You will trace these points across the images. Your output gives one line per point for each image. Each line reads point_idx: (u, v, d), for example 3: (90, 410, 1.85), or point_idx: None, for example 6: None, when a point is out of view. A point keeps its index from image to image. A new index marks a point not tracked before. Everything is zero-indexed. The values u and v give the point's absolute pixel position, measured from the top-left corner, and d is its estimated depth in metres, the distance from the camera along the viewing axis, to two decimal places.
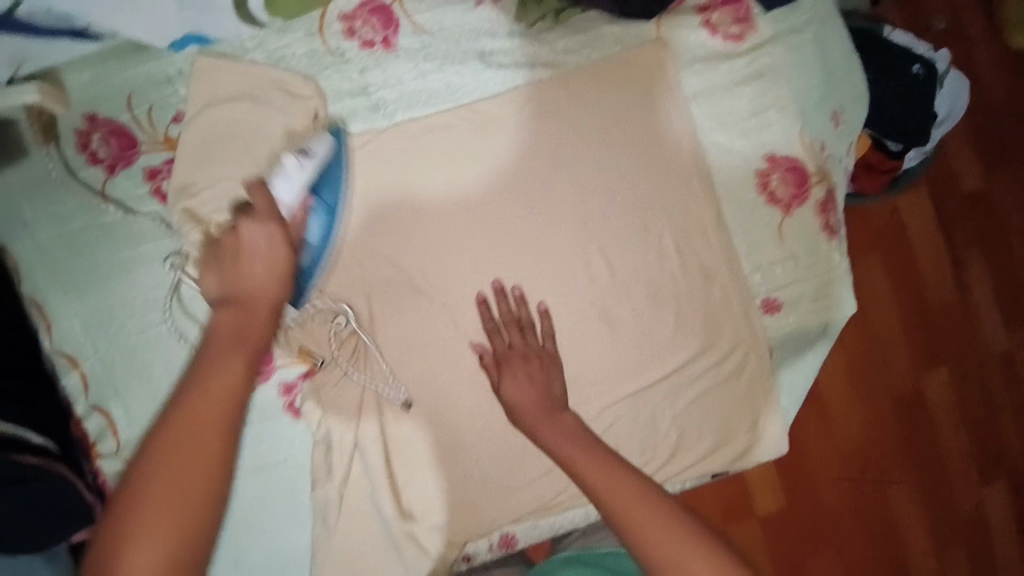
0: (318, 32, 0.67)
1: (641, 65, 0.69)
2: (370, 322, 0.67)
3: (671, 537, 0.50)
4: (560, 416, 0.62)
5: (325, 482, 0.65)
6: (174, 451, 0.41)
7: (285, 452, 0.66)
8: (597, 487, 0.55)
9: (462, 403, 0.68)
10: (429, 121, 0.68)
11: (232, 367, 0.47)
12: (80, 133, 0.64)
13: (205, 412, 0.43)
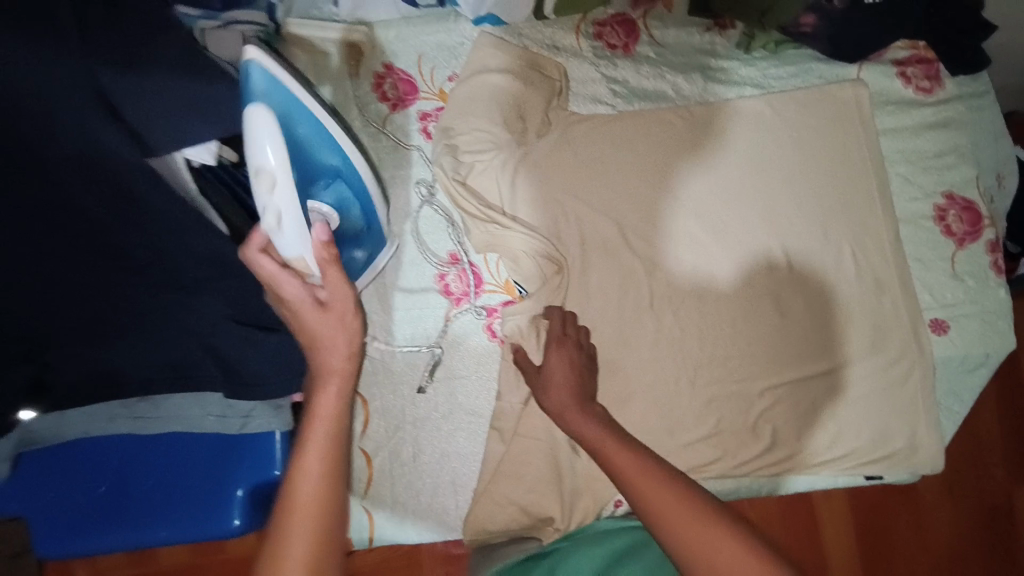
0: (575, 32, 0.82)
1: (841, 97, 0.79)
2: (570, 271, 0.77)
3: (704, 535, 0.48)
4: (590, 408, 0.63)
5: (510, 394, 0.74)
6: (281, 529, 0.47)
7: (473, 364, 0.77)
8: (625, 479, 0.54)
9: (638, 354, 0.75)
10: (647, 113, 0.80)
11: (316, 447, 0.50)
12: (377, 75, 0.80)
13: (301, 495, 0.48)
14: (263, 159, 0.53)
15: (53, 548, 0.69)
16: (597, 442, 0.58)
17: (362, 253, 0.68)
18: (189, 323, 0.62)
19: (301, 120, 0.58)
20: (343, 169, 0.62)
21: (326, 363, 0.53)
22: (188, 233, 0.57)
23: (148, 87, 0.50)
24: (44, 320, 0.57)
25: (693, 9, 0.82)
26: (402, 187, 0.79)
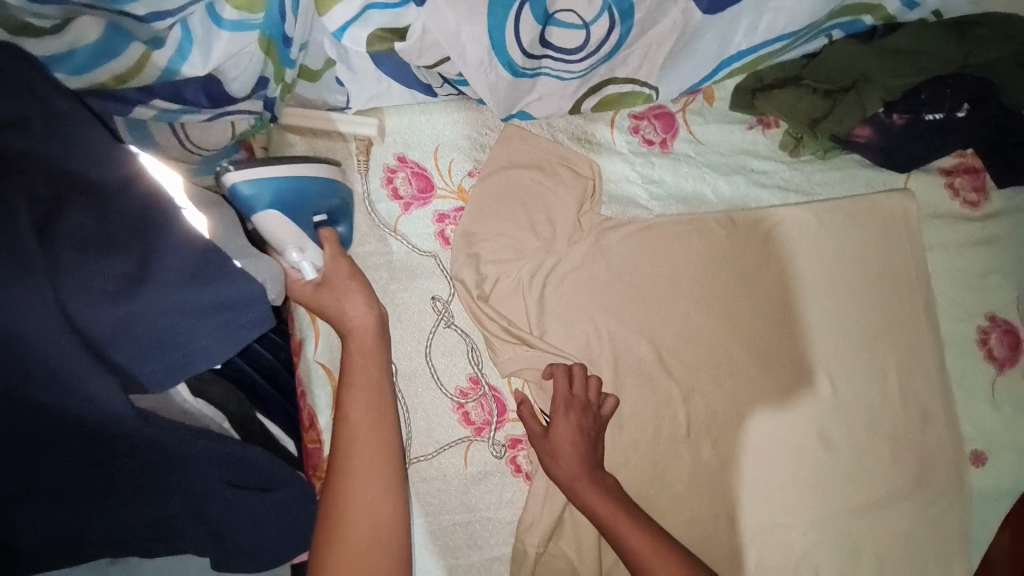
0: (610, 124, 0.75)
1: (888, 210, 0.74)
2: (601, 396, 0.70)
3: None
4: (603, 477, 0.63)
5: (529, 536, 0.66)
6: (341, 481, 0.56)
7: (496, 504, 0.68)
8: (607, 522, 0.60)
9: (675, 488, 0.70)
10: (686, 219, 0.74)
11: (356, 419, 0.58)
12: (388, 169, 0.71)
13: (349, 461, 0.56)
14: (274, 241, 0.57)
15: None
16: (612, 523, 0.60)
17: (342, 231, 0.65)
18: (176, 490, 0.53)
19: (293, 190, 0.57)
20: (328, 188, 0.60)
21: (357, 334, 0.60)
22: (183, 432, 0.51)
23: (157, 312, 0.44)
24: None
25: (735, 104, 0.75)
26: (416, 298, 0.70)
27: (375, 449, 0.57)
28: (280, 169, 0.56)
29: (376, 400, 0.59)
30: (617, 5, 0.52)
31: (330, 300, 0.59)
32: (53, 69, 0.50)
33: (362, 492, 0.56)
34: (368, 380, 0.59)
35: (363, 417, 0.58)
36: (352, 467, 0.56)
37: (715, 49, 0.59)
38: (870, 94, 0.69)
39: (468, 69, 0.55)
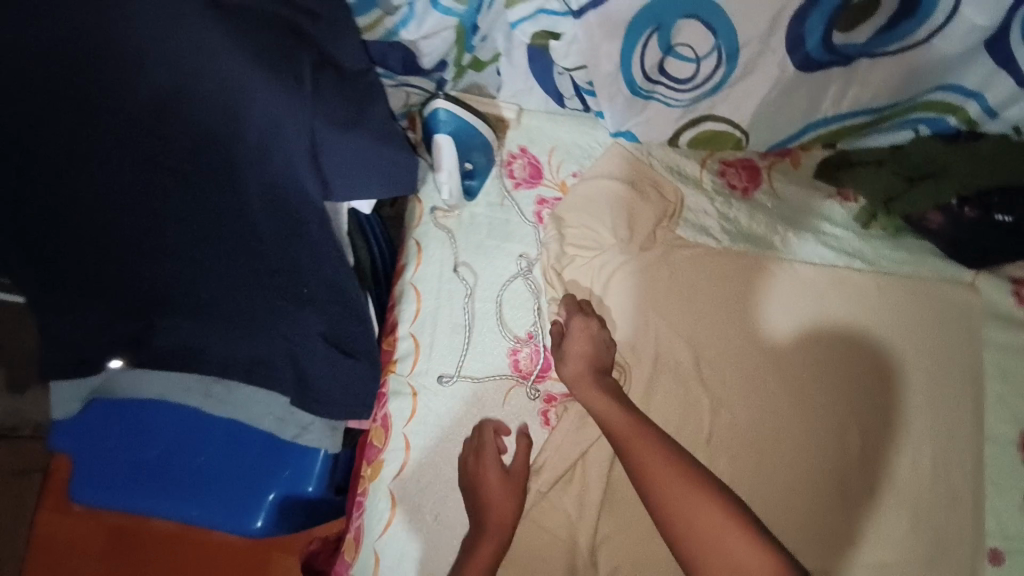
0: (703, 159, 0.86)
1: (950, 299, 0.78)
2: (633, 382, 0.78)
3: (667, 466, 0.64)
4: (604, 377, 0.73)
5: (537, 478, 0.74)
6: None
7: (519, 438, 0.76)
8: (602, 412, 0.70)
9: None
10: (748, 256, 0.82)
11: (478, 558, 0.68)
12: (510, 154, 0.87)
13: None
14: (439, 161, 0.77)
15: (98, 492, 0.75)
16: (602, 407, 0.70)
17: (474, 185, 0.83)
18: (284, 328, 0.67)
19: (466, 134, 0.77)
20: (486, 147, 0.80)
21: (491, 492, 0.71)
22: (305, 270, 0.63)
23: (345, 150, 0.57)
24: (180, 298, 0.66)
25: (819, 172, 0.84)
26: (502, 257, 0.83)
27: None
28: (472, 117, 0.76)
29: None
30: (726, 48, 0.64)
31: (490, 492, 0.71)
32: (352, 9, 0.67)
33: None
34: (499, 518, 0.70)
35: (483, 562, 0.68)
36: None
37: (804, 107, 0.71)
38: (944, 185, 0.76)
39: (598, 77, 0.71)
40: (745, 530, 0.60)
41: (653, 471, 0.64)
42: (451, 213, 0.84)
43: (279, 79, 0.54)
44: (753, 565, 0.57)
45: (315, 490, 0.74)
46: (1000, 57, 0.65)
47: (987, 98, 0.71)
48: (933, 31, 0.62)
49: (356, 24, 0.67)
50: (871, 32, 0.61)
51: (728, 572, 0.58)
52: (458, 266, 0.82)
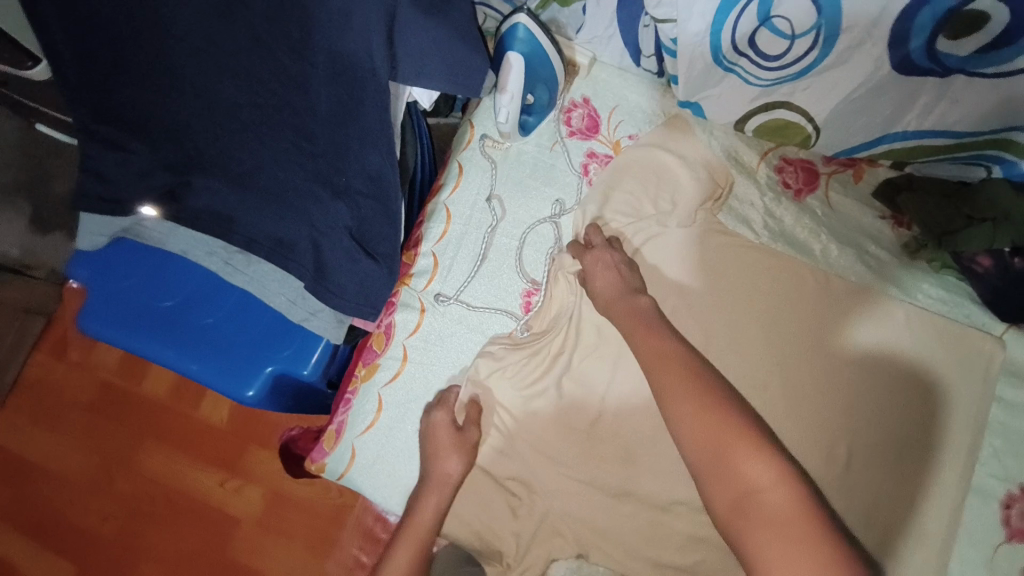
0: (765, 152, 0.83)
1: (975, 346, 0.76)
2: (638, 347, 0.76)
3: (686, 378, 0.63)
4: (629, 299, 0.72)
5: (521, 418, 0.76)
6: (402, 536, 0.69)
7: (516, 380, 0.76)
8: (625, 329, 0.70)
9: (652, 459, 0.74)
10: (785, 258, 0.81)
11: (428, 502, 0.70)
12: (572, 102, 0.85)
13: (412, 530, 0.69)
14: (505, 80, 0.73)
15: (96, 325, 0.77)
16: (619, 318, 0.71)
17: (529, 123, 0.81)
18: (312, 214, 0.68)
19: (538, 61, 0.74)
20: (552, 83, 0.78)
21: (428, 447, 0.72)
22: (345, 155, 0.63)
23: (414, 33, 0.56)
24: (227, 162, 0.67)
25: (878, 192, 0.82)
26: (540, 199, 0.82)
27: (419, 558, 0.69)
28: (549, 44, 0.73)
29: (419, 556, 0.69)
30: (827, 29, 0.60)
31: (441, 448, 0.71)
32: None
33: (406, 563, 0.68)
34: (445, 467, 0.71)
35: (432, 507, 0.70)
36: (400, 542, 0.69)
37: (887, 113, 0.68)
38: (1000, 232, 0.73)
39: (685, 37, 0.68)
40: (755, 444, 0.57)
41: (678, 392, 0.63)
42: (500, 145, 0.83)
43: None
44: (754, 475, 0.56)
45: (309, 374, 0.75)
46: None
47: None
48: None
49: None
50: (976, 47, 0.57)
51: (730, 483, 0.56)
52: (492, 197, 0.82)
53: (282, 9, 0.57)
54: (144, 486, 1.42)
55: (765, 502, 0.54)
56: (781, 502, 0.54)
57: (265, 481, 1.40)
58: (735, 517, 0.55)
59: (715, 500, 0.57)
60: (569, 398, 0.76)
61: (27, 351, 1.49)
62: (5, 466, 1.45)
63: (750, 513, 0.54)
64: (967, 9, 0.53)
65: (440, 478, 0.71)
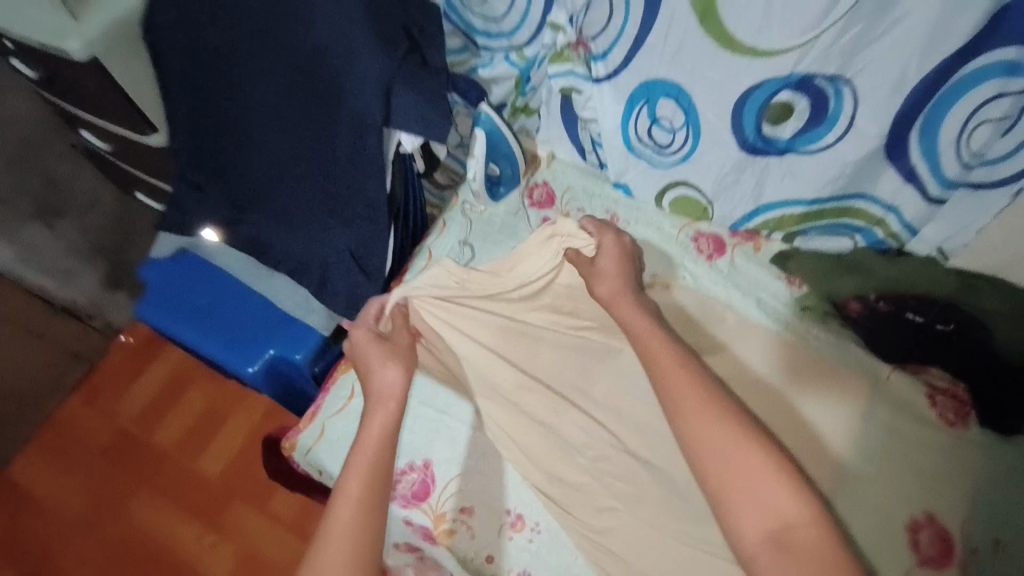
0: (683, 225, 1.04)
1: (861, 382, 0.90)
2: (559, 361, 0.92)
3: (687, 376, 0.72)
4: (621, 302, 0.83)
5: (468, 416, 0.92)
6: (361, 454, 0.69)
7: (456, 300, 0.95)
8: (630, 328, 0.80)
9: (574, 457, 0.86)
10: (694, 303, 0.99)
11: (378, 420, 0.73)
12: (534, 185, 1.09)
13: (365, 447, 0.70)
14: (474, 150, 1.02)
15: (150, 312, 1.01)
16: (627, 321, 0.81)
17: (501, 193, 1.09)
18: (323, 238, 0.92)
19: (497, 139, 1.01)
20: (511, 156, 1.04)
21: (381, 392, 0.76)
22: (353, 193, 0.88)
23: (404, 104, 0.83)
24: (269, 196, 0.94)
25: (775, 259, 1.00)
26: (499, 246, 1.05)
27: (370, 490, 0.66)
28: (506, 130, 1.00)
29: (370, 482, 0.67)
30: (693, 126, 0.86)
31: (373, 358, 0.80)
32: (474, 32, 0.96)
33: (358, 503, 0.65)
34: (390, 383, 0.76)
35: (380, 428, 0.72)
36: (350, 471, 0.68)
37: (752, 188, 0.91)
38: (866, 280, 0.90)
39: (605, 131, 0.96)
40: (784, 469, 0.65)
41: (691, 400, 0.70)
42: (477, 208, 1.08)
43: (387, 51, 0.82)
44: (788, 504, 0.62)
45: (300, 358, 0.94)
46: (904, 169, 0.78)
47: (903, 213, 0.84)
48: (838, 138, 0.77)
49: (448, 59, 1.00)
50: (793, 131, 0.79)
51: (763, 511, 0.62)
52: (465, 243, 1.05)
53: (322, 94, 0.85)
54: (128, 535, 1.52)
55: (800, 537, 0.61)
56: (816, 536, 0.60)
57: (241, 540, 1.48)
58: (772, 548, 0.60)
59: (746, 529, 0.62)
60: (505, 401, 0.90)
61: (65, 393, 1.68)
62: (15, 498, 1.58)
63: (784, 543, 0.60)
64: (777, 101, 0.77)
65: (383, 390, 0.75)
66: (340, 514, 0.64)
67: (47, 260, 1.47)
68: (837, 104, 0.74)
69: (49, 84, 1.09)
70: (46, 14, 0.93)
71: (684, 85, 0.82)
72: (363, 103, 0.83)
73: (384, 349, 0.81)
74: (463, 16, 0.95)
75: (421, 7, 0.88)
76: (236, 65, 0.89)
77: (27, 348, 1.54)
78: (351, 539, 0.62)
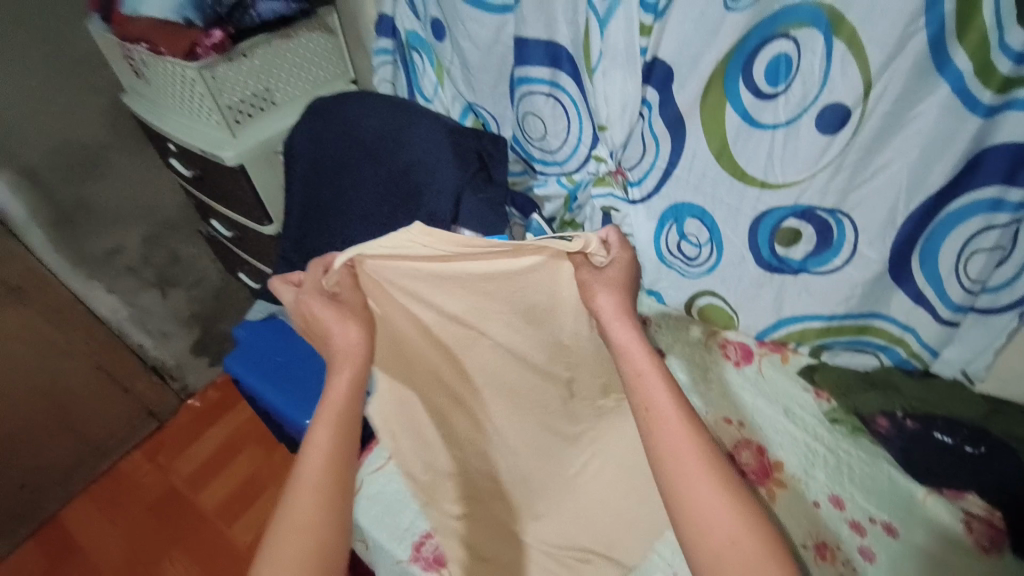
0: (711, 333, 1.11)
1: (891, 501, 0.87)
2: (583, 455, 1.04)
3: (670, 407, 0.60)
4: (622, 317, 0.72)
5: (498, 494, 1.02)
6: (327, 422, 0.64)
7: (420, 256, 0.81)
8: (619, 341, 0.70)
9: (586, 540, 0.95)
10: (720, 404, 1.02)
11: (342, 381, 0.69)
12: None
13: (329, 403, 0.66)
14: None
15: (234, 363, 1.16)
16: (622, 338, 0.69)
17: None
18: None
19: None
20: None
21: (342, 356, 0.72)
22: None
23: (469, 208, 1.01)
24: None
25: (802, 372, 1.03)
26: None
27: (331, 457, 0.61)
28: None
29: (332, 437, 0.62)
30: (716, 242, 0.99)
31: (329, 319, 0.76)
32: (534, 160, 1.18)
33: (319, 467, 0.60)
34: (350, 344, 0.74)
35: (345, 387, 0.68)
36: (312, 428, 0.63)
37: (773, 302, 1.00)
38: (892, 398, 0.93)
39: (640, 243, 1.10)
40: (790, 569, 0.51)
41: (674, 441, 0.58)
42: None
43: (462, 169, 1.03)
44: None
45: None
46: (912, 292, 0.85)
47: (921, 334, 0.88)
48: (845, 260, 0.87)
49: (510, 179, 1.22)
50: (804, 253, 0.90)
51: None
52: None
53: (409, 200, 1.07)
54: None
55: None
56: None
57: None
58: None
59: None
60: (529, 476, 1.03)
61: (130, 449, 1.81)
62: (60, 543, 1.64)
63: None
64: (788, 226, 0.89)
65: (344, 351, 0.73)
66: (302, 491, 0.58)
67: (153, 322, 1.72)
68: (841, 232, 0.85)
69: (198, 181, 1.39)
70: (213, 130, 1.23)
71: (706, 208, 0.96)
72: (439, 208, 1.03)
73: (337, 313, 0.76)
74: (526, 147, 1.17)
75: (493, 140, 1.11)
76: (345, 175, 1.13)
77: (116, 400, 1.71)
78: (317, 514, 0.57)
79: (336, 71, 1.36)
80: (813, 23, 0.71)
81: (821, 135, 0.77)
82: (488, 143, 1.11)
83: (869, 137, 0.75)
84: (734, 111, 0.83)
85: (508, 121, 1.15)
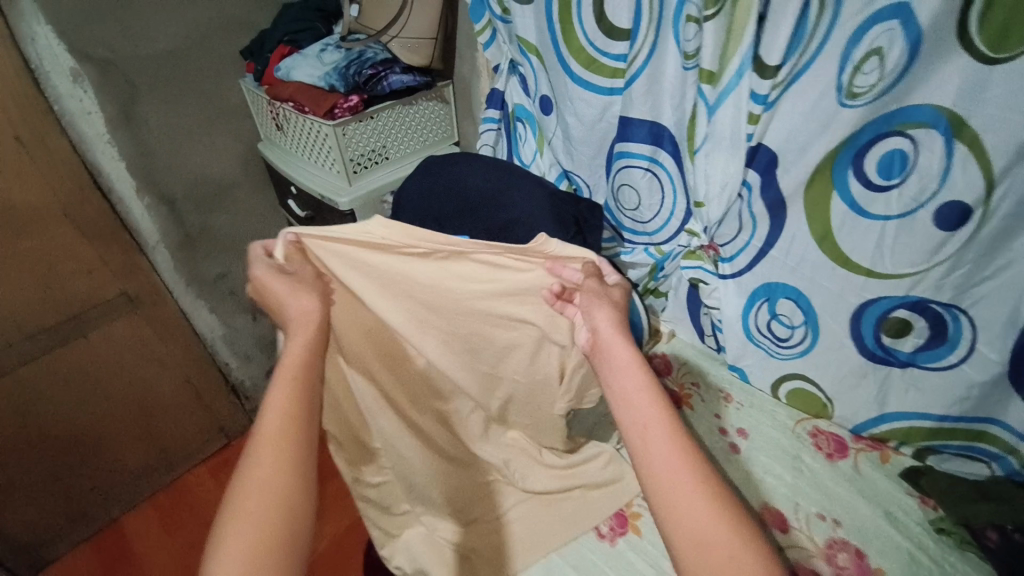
0: (797, 419, 1.07)
1: None
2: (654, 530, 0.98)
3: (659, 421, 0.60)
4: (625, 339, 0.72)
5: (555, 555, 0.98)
6: (291, 380, 0.65)
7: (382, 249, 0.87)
8: (608, 363, 0.69)
9: None
10: (808, 496, 0.95)
11: (301, 342, 0.71)
12: (654, 354, 1.24)
13: (293, 362, 0.67)
14: None
15: None
16: (613, 359, 0.69)
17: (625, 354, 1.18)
18: None
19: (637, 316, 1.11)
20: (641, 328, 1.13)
21: (301, 323, 0.73)
22: None
23: None
24: None
25: (904, 474, 0.96)
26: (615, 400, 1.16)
27: (295, 413, 0.62)
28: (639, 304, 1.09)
29: (298, 393, 0.64)
30: (812, 325, 0.97)
31: (283, 292, 0.75)
32: (625, 229, 1.22)
33: (282, 419, 0.61)
34: (307, 309, 0.74)
35: (302, 347, 0.70)
36: (270, 386, 0.64)
37: (873, 392, 0.95)
38: (1000, 508, 0.84)
39: (727, 318, 1.09)
40: None
41: (664, 458, 0.57)
42: None
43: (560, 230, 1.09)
44: None
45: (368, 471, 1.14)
46: None
47: None
48: (961, 358, 0.83)
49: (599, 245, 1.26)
50: (914, 346, 0.86)
51: None
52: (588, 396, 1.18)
53: None
54: None
55: None
56: None
57: None
58: None
59: None
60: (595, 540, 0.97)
61: (197, 463, 1.91)
62: (116, 550, 1.71)
63: None
64: (896, 317, 0.86)
65: (301, 320, 0.73)
66: (263, 443, 0.58)
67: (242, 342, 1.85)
68: (956, 329, 0.82)
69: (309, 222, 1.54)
70: (333, 178, 1.37)
71: (803, 291, 0.95)
72: None
73: (292, 287, 0.76)
74: (619, 219, 1.21)
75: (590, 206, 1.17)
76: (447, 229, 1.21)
77: (197, 415, 1.81)
78: (281, 467, 0.58)
79: (444, 135, 1.50)
80: (933, 125, 0.72)
81: (939, 231, 0.76)
82: (582, 206, 1.16)
83: (993, 234, 0.73)
84: (843, 200, 0.84)
85: (602, 189, 1.22)
